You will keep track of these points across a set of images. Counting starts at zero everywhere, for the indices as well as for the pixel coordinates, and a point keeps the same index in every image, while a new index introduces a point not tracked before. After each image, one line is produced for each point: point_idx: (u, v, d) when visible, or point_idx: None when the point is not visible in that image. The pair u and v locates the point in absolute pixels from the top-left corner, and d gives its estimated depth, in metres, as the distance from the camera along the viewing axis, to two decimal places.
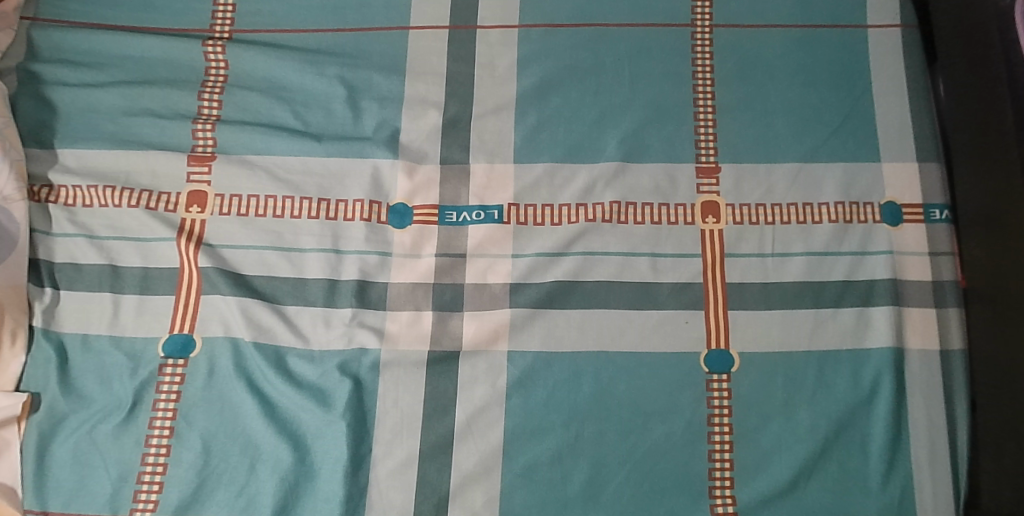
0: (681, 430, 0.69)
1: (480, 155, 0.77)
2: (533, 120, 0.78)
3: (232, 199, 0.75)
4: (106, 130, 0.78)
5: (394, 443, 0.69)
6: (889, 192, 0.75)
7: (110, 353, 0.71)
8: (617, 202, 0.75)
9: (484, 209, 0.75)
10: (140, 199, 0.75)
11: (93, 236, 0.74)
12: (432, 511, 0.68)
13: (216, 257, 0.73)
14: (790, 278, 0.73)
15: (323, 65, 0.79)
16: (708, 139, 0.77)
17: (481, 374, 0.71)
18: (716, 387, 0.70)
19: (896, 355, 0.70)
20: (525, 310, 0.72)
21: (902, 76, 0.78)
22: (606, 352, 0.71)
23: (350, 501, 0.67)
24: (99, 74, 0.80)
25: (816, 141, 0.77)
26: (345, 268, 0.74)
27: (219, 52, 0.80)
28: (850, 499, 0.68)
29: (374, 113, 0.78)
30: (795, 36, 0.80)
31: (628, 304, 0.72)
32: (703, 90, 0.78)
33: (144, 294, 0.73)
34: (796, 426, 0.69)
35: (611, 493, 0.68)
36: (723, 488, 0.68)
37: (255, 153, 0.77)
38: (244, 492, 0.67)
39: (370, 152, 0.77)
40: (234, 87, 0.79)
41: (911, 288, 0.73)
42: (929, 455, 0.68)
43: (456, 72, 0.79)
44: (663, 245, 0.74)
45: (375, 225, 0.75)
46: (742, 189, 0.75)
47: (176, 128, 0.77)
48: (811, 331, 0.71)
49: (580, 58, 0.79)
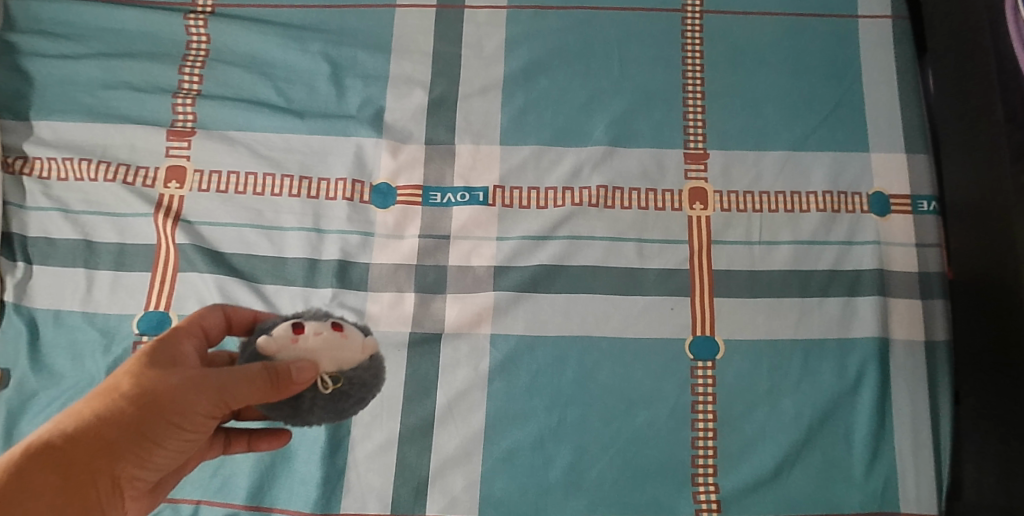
0: (664, 417, 0.69)
1: (466, 136, 0.76)
2: (520, 102, 0.77)
3: (212, 175, 0.74)
4: (83, 103, 0.76)
5: (374, 426, 0.68)
6: (878, 183, 0.75)
7: (83, 329, 0.70)
8: (603, 187, 0.74)
9: (469, 190, 0.74)
10: (117, 173, 0.73)
11: (68, 211, 0.73)
12: (411, 494, 0.67)
13: (194, 234, 0.72)
14: (777, 266, 0.72)
15: (307, 41, 0.77)
16: (697, 125, 0.76)
17: (463, 356, 0.70)
18: (700, 374, 0.70)
19: (882, 346, 0.70)
20: (509, 293, 0.71)
21: (893, 66, 0.78)
22: (591, 337, 0.70)
23: (327, 482, 0.67)
24: (78, 46, 0.77)
25: (805, 129, 0.76)
26: (325, 248, 0.72)
27: (201, 26, 0.78)
28: (832, 488, 0.67)
29: (359, 90, 0.77)
30: (786, 23, 0.79)
31: (612, 289, 0.72)
32: (692, 76, 0.77)
33: (119, 270, 0.71)
34: (781, 415, 0.69)
35: (593, 478, 0.67)
36: (705, 475, 0.68)
37: (237, 129, 0.75)
38: (219, 472, 0.67)
39: (353, 130, 0.75)
40: (215, 61, 0.77)
41: (897, 278, 0.72)
42: (913, 444, 0.68)
43: (443, 52, 0.78)
44: (650, 231, 0.73)
45: (357, 204, 0.73)
46: (730, 176, 0.75)
47: (156, 103, 0.76)
48: (797, 320, 0.71)
49: (569, 41, 0.78)
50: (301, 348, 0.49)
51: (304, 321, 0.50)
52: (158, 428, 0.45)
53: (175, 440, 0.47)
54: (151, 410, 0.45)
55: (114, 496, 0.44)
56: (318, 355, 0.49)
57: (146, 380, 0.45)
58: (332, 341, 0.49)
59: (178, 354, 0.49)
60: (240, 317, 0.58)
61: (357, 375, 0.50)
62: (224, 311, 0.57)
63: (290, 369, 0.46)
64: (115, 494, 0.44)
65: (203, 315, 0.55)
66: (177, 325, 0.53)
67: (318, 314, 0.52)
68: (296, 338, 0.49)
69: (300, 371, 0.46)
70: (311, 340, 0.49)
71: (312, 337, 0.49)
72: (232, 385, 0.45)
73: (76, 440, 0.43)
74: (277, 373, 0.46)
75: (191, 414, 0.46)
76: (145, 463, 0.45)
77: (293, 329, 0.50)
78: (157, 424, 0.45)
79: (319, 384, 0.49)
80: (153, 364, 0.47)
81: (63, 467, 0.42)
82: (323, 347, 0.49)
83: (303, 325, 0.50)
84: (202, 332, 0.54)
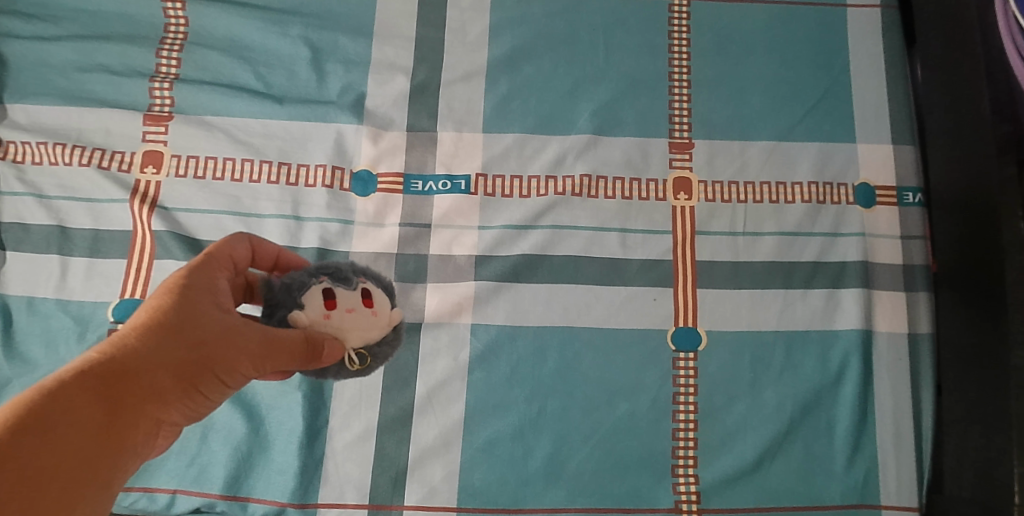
0: (645, 408, 0.68)
1: (448, 123, 0.75)
2: (504, 89, 0.75)
3: (189, 161, 0.72)
4: (58, 86, 0.74)
5: (352, 415, 0.67)
6: (864, 174, 0.74)
7: (57, 316, 0.69)
8: (587, 176, 0.73)
9: (451, 178, 0.73)
10: (92, 158, 0.72)
11: (42, 196, 0.71)
12: (389, 485, 0.66)
13: (171, 220, 0.71)
14: (760, 257, 0.72)
15: (287, 25, 0.76)
16: (682, 114, 0.75)
17: (443, 346, 0.69)
18: (682, 365, 0.69)
19: (865, 338, 0.70)
20: (490, 283, 0.70)
21: (881, 56, 0.77)
22: (572, 327, 0.70)
23: (305, 472, 0.66)
24: (53, 28, 0.75)
25: (792, 120, 0.75)
26: (304, 236, 0.71)
27: (179, 9, 0.76)
28: (813, 481, 0.67)
29: (340, 76, 0.75)
30: (774, 12, 0.78)
31: (595, 280, 0.71)
32: (678, 64, 0.76)
33: (94, 256, 0.70)
34: (763, 407, 0.68)
35: (573, 469, 0.67)
36: (685, 467, 0.67)
37: (215, 114, 0.74)
38: (195, 462, 0.66)
39: (334, 116, 0.74)
40: (194, 45, 0.75)
41: (881, 271, 0.72)
42: (895, 438, 0.68)
43: (426, 38, 0.77)
44: (634, 221, 0.72)
45: (337, 192, 0.72)
46: (715, 165, 0.74)
47: (133, 86, 0.74)
48: (780, 311, 0.70)
49: (555, 27, 0.77)
50: (333, 325, 0.50)
51: (331, 293, 0.50)
52: (205, 379, 0.46)
53: (215, 392, 0.48)
54: (201, 363, 0.45)
55: (151, 436, 0.45)
56: (348, 333, 0.50)
57: (197, 328, 0.46)
58: (363, 321, 0.51)
59: (219, 295, 0.48)
60: (264, 252, 0.57)
61: (381, 351, 0.53)
62: (250, 241, 0.56)
63: (324, 346, 0.49)
64: (153, 436, 0.45)
65: (232, 245, 0.53)
66: (209, 251, 0.51)
67: (337, 275, 0.51)
68: (324, 315, 0.50)
69: (331, 351, 0.49)
70: (343, 318, 0.50)
71: (343, 315, 0.50)
72: (278, 351, 0.47)
73: (124, 377, 0.42)
74: (314, 348, 0.48)
75: (238, 372, 0.47)
76: (186, 408, 0.46)
77: (319, 305, 0.50)
78: (204, 376, 0.46)
79: (346, 361, 0.52)
80: (202, 307, 0.46)
81: (110, 408, 0.41)
82: (354, 326, 0.50)
83: (329, 300, 0.50)
84: (231, 262, 0.53)
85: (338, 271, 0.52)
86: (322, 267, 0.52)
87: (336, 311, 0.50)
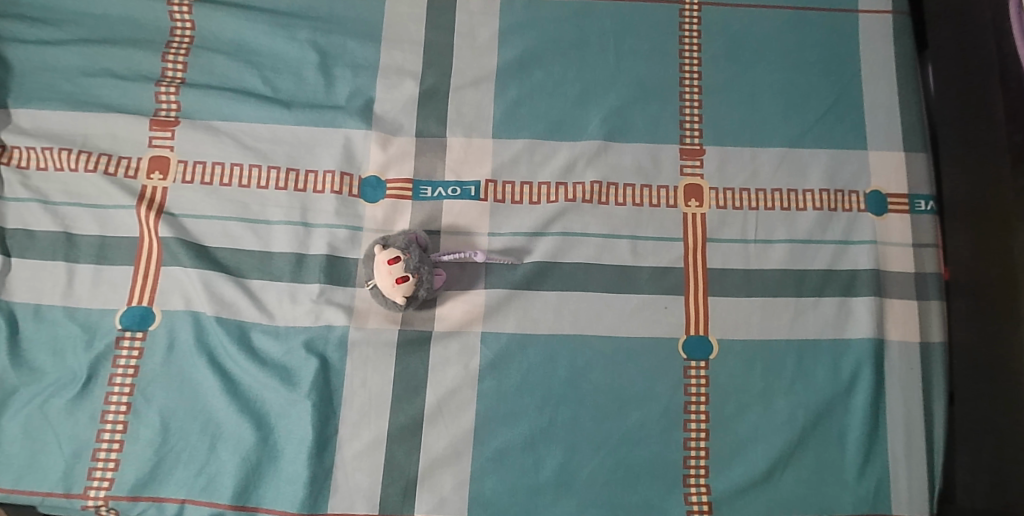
0: (657, 417, 0.68)
1: (457, 128, 0.74)
2: (513, 94, 0.75)
3: (196, 166, 0.72)
4: (62, 91, 0.73)
5: (362, 424, 0.67)
6: (875, 181, 0.73)
7: (64, 324, 0.68)
8: (597, 182, 0.73)
9: (461, 185, 0.72)
10: (98, 163, 0.71)
11: (47, 202, 0.71)
12: (400, 495, 0.66)
13: (178, 227, 0.70)
14: (772, 266, 0.71)
15: (295, 29, 0.75)
16: (693, 120, 0.74)
17: (453, 355, 0.68)
18: (693, 374, 0.69)
19: (877, 346, 0.69)
20: (501, 291, 0.70)
21: (893, 61, 0.76)
22: (583, 335, 0.69)
23: (314, 482, 0.66)
24: (58, 32, 0.74)
25: (804, 126, 0.75)
26: (313, 242, 0.71)
27: (185, 12, 0.75)
28: (824, 490, 0.67)
29: (348, 81, 0.75)
30: (786, 17, 0.77)
31: (605, 287, 0.70)
32: (689, 69, 0.76)
33: (101, 263, 0.70)
34: (774, 416, 0.68)
35: (584, 478, 0.67)
36: (697, 477, 0.67)
37: (222, 119, 0.73)
38: (204, 472, 0.66)
39: (342, 121, 0.73)
40: (200, 49, 0.74)
41: (894, 279, 0.71)
42: (906, 447, 0.68)
43: (435, 42, 0.76)
44: (645, 228, 0.72)
45: (346, 198, 0.72)
46: (726, 172, 0.73)
47: (139, 91, 0.73)
48: (791, 320, 0.70)
49: (564, 32, 0.76)
50: (378, 271, 0.65)
51: (407, 279, 0.64)
52: None
53: None
54: None
55: None
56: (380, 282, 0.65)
57: None
58: (388, 286, 0.65)
59: None
60: None
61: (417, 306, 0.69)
62: None
63: None
64: None
65: None
66: None
67: (416, 300, 0.66)
68: (392, 259, 0.64)
69: None
70: (384, 276, 0.64)
71: (386, 275, 0.64)
72: None
73: None
74: None
75: None
76: None
77: (400, 265, 0.64)
78: None
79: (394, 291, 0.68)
80: None
81: None
82: (379, 279, 0.65)
83: (404, 277, 0.64)
84: None
85: (413, 297, 0.66)
86: (425, 294, 0.66)
87: (387, 270, 0.64)
